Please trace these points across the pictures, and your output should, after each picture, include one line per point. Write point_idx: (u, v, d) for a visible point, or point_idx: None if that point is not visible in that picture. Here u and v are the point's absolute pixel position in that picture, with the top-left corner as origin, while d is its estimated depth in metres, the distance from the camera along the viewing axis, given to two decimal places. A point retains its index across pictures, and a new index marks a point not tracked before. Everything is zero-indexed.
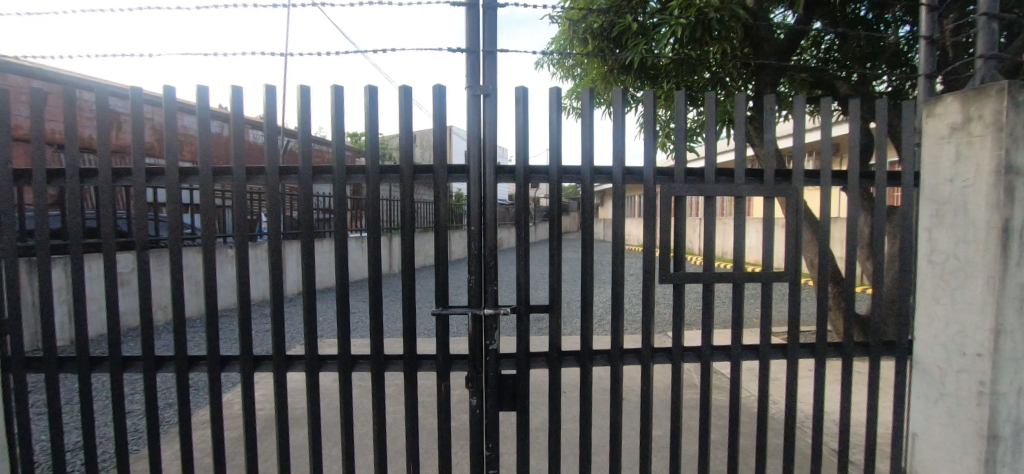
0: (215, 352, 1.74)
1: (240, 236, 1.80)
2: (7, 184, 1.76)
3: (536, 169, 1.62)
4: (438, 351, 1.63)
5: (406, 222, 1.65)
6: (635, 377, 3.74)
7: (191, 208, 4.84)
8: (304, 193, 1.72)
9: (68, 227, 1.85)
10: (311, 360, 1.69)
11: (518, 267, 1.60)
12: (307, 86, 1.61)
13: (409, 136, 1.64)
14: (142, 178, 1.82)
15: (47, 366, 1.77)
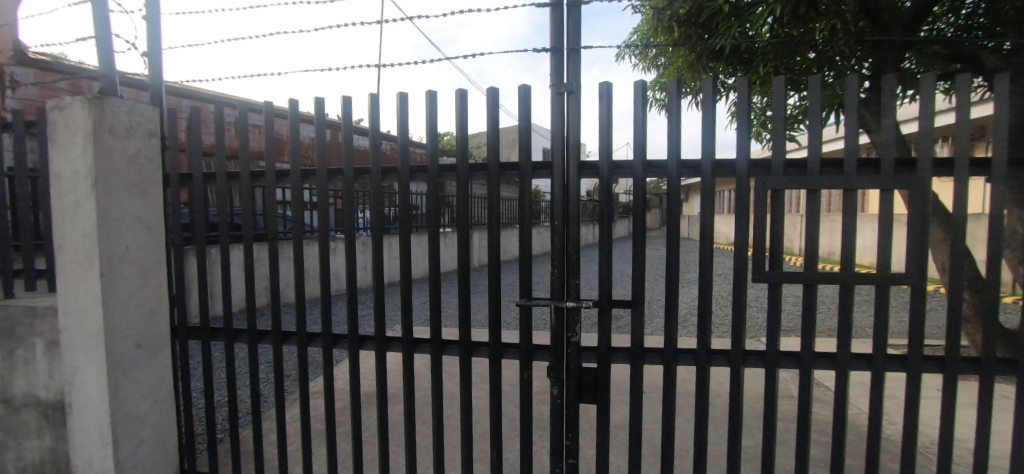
0: (328, 330, 1.98)
1: (350, 230, 2.02)
2: (176, 185, 2.16)
3: (620, 164, 1.62)
4: (521, 341, 1.70)
5: (493, 217, 1.74)
6: (724, 382, 3.55)
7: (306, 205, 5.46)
8: (402, 190, 1.88)
9: (218, 221, 2.22)
10: (407, 343, 1.85)
11: (602, 262, 1.61)
12: (406, 92, 1.76)
13: (496, 134, 1.73)
14: (273, 179, 2.12)
15: (203, 335, 2.15)
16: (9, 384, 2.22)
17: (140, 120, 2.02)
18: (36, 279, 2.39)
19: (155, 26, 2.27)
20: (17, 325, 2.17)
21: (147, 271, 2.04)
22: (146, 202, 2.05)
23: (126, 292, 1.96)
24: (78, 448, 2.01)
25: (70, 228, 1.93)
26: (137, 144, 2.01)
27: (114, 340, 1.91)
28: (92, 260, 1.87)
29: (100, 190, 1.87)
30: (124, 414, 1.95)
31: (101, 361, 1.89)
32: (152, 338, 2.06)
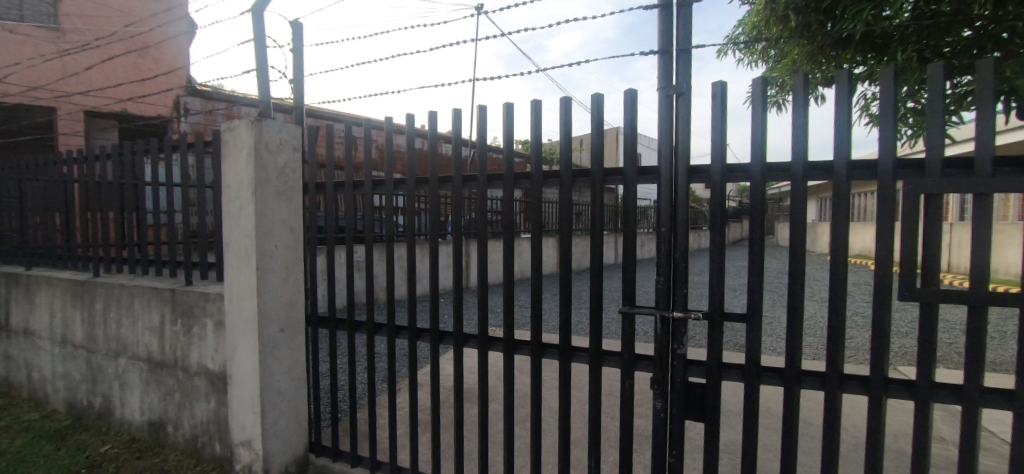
0: (435, 326, 2.12)
1: (457, 234, 2.15)
2: (313, 193, 2.48)
3: (735, 167, 1.51)
4: (623, 350, 1.66)
5: (596, 223, 1.72)
6: (857, 415, 3.09)
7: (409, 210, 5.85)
8: (508, 195, 1.96)
9: (344, 225, 2.50)
10: (508, 343, 1.91)
11: (713, 271, 1.52)
12: (512, 103, 1.84)
13: (600, 140, 1.72)
14: (391, 186, 2.33)
15: (330, 324, 2.43)
16: (188, 355, 2.71)
17: (287, 137, 2.36)
18: (207, 270, 2.89)
19: (298, 58, 2.64)
20: (194, 307, 2.64)
21: (289, 266, 2.37)
22: (290, 207, 2.38)
23: (274, 284, 2.28)
24: (235, 413, 2.38)
25: (235, 228, 2.31)
26: (284, 158, 2.34)
27: (264, 324, 2.24)
28: (250, 256, 2.22)
29: (258, 198, 2.21)
30: (270, 388, 2.27)
31: (254, 342, 2.23)
32: (291, 324, 2.38)
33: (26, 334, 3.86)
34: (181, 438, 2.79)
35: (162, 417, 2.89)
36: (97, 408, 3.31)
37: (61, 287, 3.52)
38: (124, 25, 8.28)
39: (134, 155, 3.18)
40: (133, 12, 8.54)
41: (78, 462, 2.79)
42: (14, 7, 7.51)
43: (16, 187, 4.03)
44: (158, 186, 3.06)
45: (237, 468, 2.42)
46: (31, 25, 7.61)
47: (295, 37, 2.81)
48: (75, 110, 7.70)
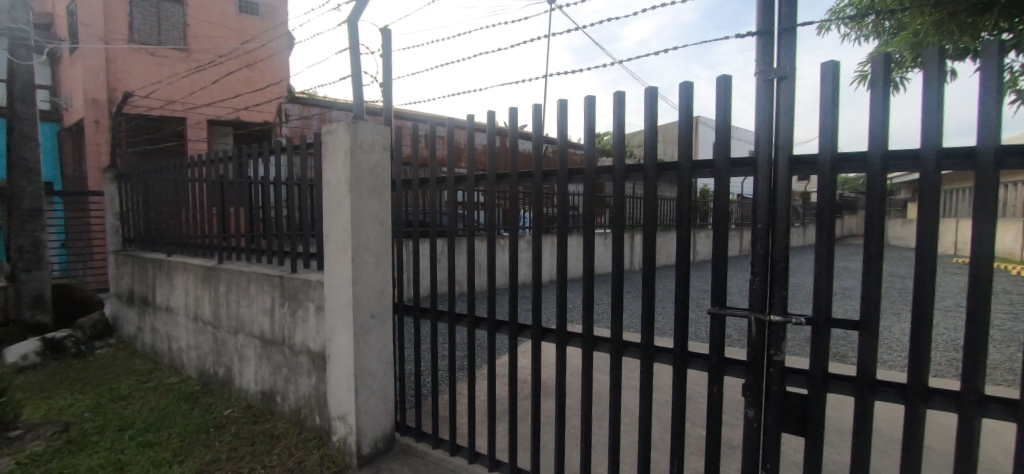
0: (514, 319, 2.15)
1: (536, 228, 2.15)
2: (401, 189, 2.64)
3: (849, 156, 1.34)
4: (712, 352, 1.56)
5: (682, 219, 1.63)
6: (1002, 446, 2.62)
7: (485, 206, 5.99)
8: (590, 190, 1.92)
9: (429, 220, 2.63)
10: (587, 339, 1.89)
11: (819, 271, 1.37)
12: (593, 96, 1.80)
13: (688, 131, 1.62)
14: (473, 181, 2.40)
15: (415, 313, 2.57)
16: (294, 335, 3.01)
17: (379, 138, 2.53)
18: (308, 260, 3.20)
19: (388, 63, 2.80)
20: (298, 292, 2.93)
21: (379, 257, 2.54)
22: (380, 203, 2.55)
23: (366, 274, 2.46)
24: (333, 390, 2.61)
25: (334, 222, 2.53)
26: (376, 157, 2.51)
27: (358, 310, 2.43)
28: (346, 247, 2.42)
29: (353, 194, 2.40)
30: (362, 369, 2.46)
31: (349, 327, 2.42)
32: (381, 311, 2.56)
33: (168, 310, 4.54)
34: (287, 408, 3.12)
35: (272, 388, 3.25)
36: (222, 376, 3.81)
37: (194, 271, 4.09)
38: (238, 43, 9.41)
39: (247, 158, 3.59)
40: (246, 31, 9.86)
41: (208, 421, 3.23)
42: (155, 34, 8.87)
43: (159, 187, 4.77)
44: (267, 184, 3.43)
45: (334, 440, 2.65)
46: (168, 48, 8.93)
47: (384, 44, 2.98)
48: (201, 119, 8.96)
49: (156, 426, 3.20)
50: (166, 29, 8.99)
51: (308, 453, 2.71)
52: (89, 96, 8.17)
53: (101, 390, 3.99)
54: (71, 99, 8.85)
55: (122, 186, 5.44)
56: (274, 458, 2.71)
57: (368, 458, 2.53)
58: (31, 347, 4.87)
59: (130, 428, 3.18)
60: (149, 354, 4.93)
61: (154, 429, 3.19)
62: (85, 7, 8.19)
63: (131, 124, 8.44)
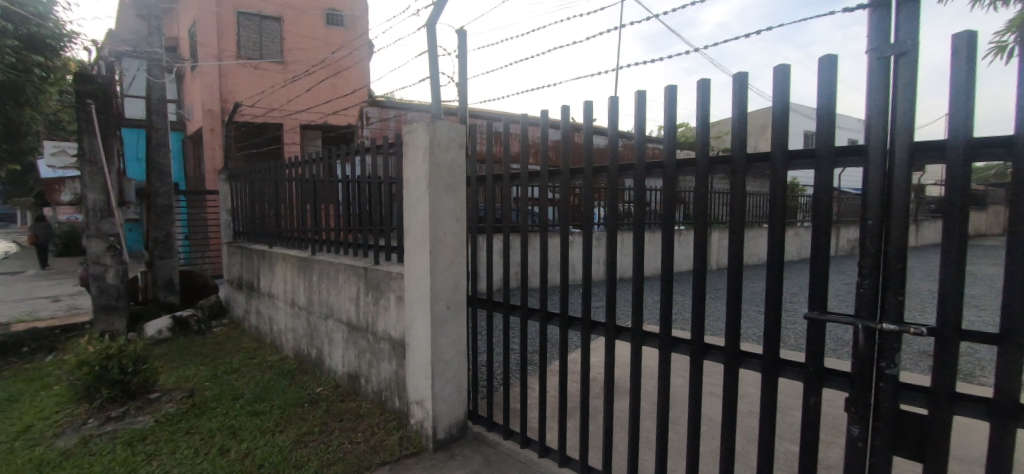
0: (588, 315, 2.12)
1: (610, 224, 2.10)
2: (476, 186, 2.73)
3: (991, 141, 1.13)
4: (808, 360, 1.42)
5: (777, 213, 1.47)
6: None
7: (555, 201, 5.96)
8: (670, 185, 1.81)
9: (503, 215, 2.66)
10: (665, 339, 1.80)
11: (946, 275, 1.19)
12: (675, 86, 1.71)
13: (784, 117, 1.45)
14: (546, 177, 2.38)
15: (488, 306, 2.63)
16: (376, 322, 3.22)
17: (455, 136, 2.61)
18: (389, 253, 3.40)
19: (463, 64, 2.88)
20: (381, 282, 3.12)
21: (455, 251, 2.63)
22: (456, 198, 2.63)
23: (443, 267, 2.56)
24: (412, 376, 2.75)
25: (414, 217, 2.66)
26: (452, 154, 2.60)
27: (435, 302, 2.53)
28: (425, 241, 2.53)
29: (432, 190, 2.50)
30: (438, 358, 2.57)
31: (427, 317, 2.54)
32: (456, 303, 2.65)
33: (270, 295, 5.05)
34: (371, 390, 3.35)
35: (358, 370, 3.50)
36: (314, 357, 4.17)
37: (291, 261, 4.52)
38: (325, 54, 10.23)
39: (334, 158, 3.88)
40: (333, 41, 10.65)
41: (303, 396, 3.57)
42: (257, 49, 9.92)
43: (262, 186, 5.32)
44: (353, 182, 3.69)
45: (412, 423, 2.80)
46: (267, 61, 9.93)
47: (460, 45, 3.07)
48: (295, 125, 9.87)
49: (260, 397, 3.59)
50: (266, 44, 10.00)
51: (388, 433, 2.88)
52: (207, 107, 9.35)
53: (217, 364, 4.55)
54: (192, 110, 10.16)
55: (233, 185, 6.14)
56: (359, 434, 2.91)
57: (443, 442, 2.64)
58: (165, 323, 5.67)
59: (240, 398, 3.60)
60: (254, 334, 5.54)
61: (259, 400, 3.57)
62: (203, 29, 9.37)
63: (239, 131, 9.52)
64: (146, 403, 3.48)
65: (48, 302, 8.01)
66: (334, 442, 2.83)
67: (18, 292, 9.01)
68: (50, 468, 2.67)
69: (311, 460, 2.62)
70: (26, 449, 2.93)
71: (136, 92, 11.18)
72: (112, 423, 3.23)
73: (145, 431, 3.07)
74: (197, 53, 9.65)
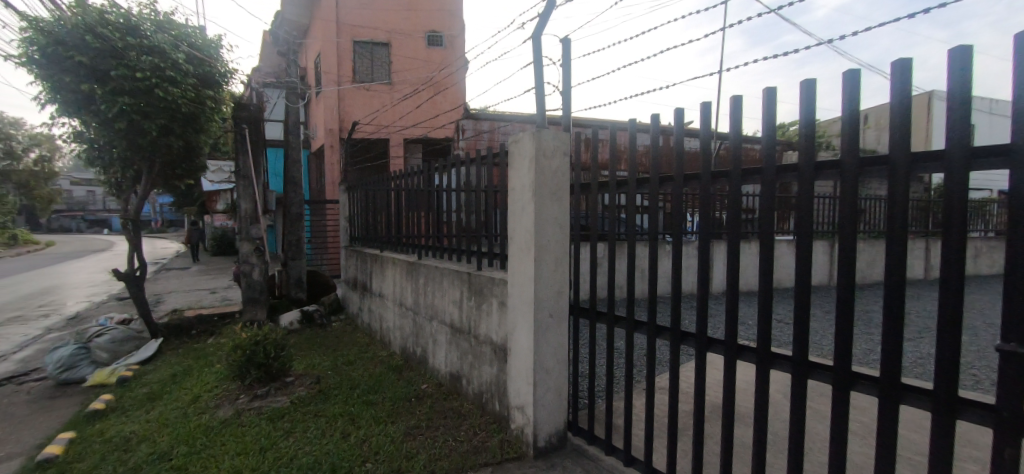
0: (702, 331, 1.90)
1: (732, 235, 1.80)
2: (580, 195, 2.69)
3: None
4: (1001, 403, 1.12)
5: (959, 221, 1.16)
6: None
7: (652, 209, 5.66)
8: (806, 192, 1.50)
9: (608, 224, 2.56)
10: (798, 364, 1.53)
11: None
12: (813, 79, 1.48)
13: (964, 108, 1.14)
14: (656, 183, 2.19)
15: (591, 316, 2.57)
16: (479, 326, 3.33)
17: (561, 144, 2.62)
18: (491, 260, 3.50)
19: (567, 74, 2.87)
20: (484, 287, 3.23)
21: (558, 258, 2.62)
22: (561, 206, 2.63)
23: (547, 274, 2.57)
24: (514, 381, 2.78)
25: (519, 225, 2.71)
26: (557, 163, 2.60)
27: (539, 308, 2.55)
28: (530, 248, 2.56)
29: (537, 198, 2.53)
30: (540, 366, 2.58)
31: (531, 323, 2.56)
32: (559, 311, 2.64)
33: (380, 295, 5.50)
34: (471, 391, 3.46)
35: (460, 371, 3.65)
36: (419, 355, 4.44)
37: (400, 265, 4.88)
38: (427, 73, 10.96)
39: (437, 168, 4.11)
40: (434, 60, 11.37)
41: (410, 392, 3.80)
42: (369, 73, 11.03)
43: (375, 196, 5.81)
44: (455, 191, 3.87)
45: (513, 427, 2.83)
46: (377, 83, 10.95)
47: (564, 53, 3.08)
48: (400, 140, 10.71)
49: (374, 389, 3.90)
50: (376, 68, 11.08)
51: (489, 435, 2.95)
52: (328, 127, 10.61)
53: (338, 355, 5.06)
54: (317, 129, 11.55)
55: (350, 194, 6.82)
56: (462, 433, 3.02)
57: (543, 451, 2.63)
58: (295, 316, 6.46)
59: (357, 388, 3.95)
60: (366, 330, 6.06)
61: (373, 391, 3.90)
62: (326, 58, 10.65)
63: (353, 147, 10.63)
64: (282, 386, 3.98)
65: (208, 293, 9.57)
66: (440, 437, 2.97)
67: (189, 284, 10.93)
68: (214, 433, 3.17)
69: (420, 452, 2.78)
70: (197, 415, 3.51)
71: (277, 117, 13.01)
72: (257, 400, 3.75)
73: (283, 410, 3.51)
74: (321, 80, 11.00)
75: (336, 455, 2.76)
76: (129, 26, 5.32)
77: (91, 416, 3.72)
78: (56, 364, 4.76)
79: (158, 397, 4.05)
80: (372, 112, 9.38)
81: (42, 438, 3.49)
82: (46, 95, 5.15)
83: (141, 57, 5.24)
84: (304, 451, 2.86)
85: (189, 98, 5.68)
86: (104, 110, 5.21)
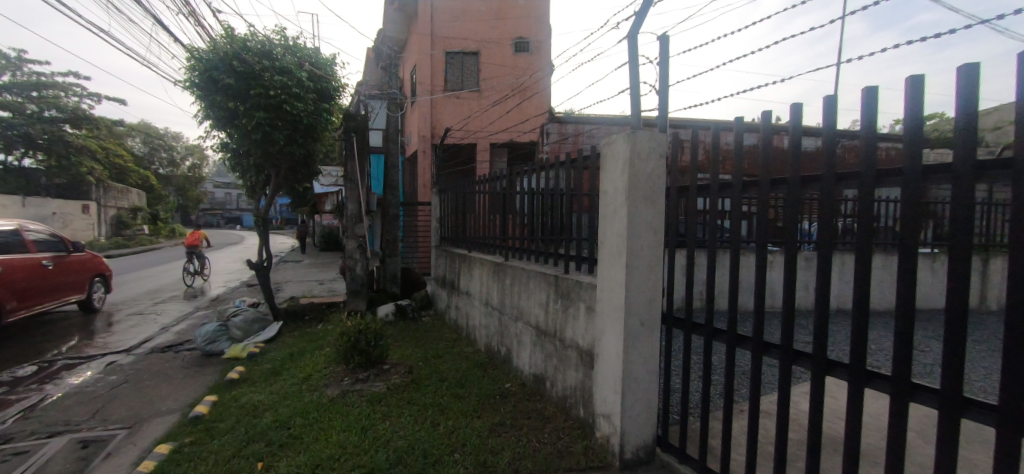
0: (821, 351, 1.69)
1: (861, 245, 1.57)
2: (675, 199, 2.54)
3: None
4: None
5: None
6: None
7: (752, 216, 5.20)
8: (966, 196, 1.26)
9: (707, 229, 2.38)
10: (948, 398, 1.29)
11: None
12: (976, 62, 1.25)
13: None
14: (767, 187, 1.99)
15: (686, 327, 2.42)
16: (565, 329, 3.30)
17: (657, 146, 2.50)
18: (579, 264, 3.45)
19: (664, 72, 2.75)
20: (571, 291, 3.20)
21: (652, 265, 2.51)
22: (655, 210, 2.51)
23: (639, 281, 2.48)
24: (601, 389, 2.72)
25: (610, 229, 2.65)
26: (652, 165, 2.49)
27: (629, 315, 2.47)
28: (621, 253, 2.49)
29: (630, 202, 2.45)
30: (630, 375, 2.49)
31: (620, 331, 2.49)
32: (650, 320, 2.52)
33: (468, 293, 5.70)
34: (555, 394, 3.45)
35: (544, 373, 3.65)
36: (504, 354, 4.53)
37: (487, 265, 5.01)
38: (514, 79, 11.17)
39: (523, 171, 4.15)
40: (520, 65, 11.57)
41: (495, 389, 3.89)
42: (460, 82, 11.57)
43: (464, 198, 6.05)
44: (540, 193, 3.89)
45: (598, 436, 2.76)
46: (467, 90, 11.43)
47: (661, 51, 2.95)
48: (486, 144, 11.08)
49: (461, 384, 4.05)
50: (466, 77, 11.59)
51: (573, 440, 2.91)
52: (421, 134, 11.31)
53: (428, 348, 5.34)
54: (412, 136, 12.36)
55: (441, 196, 7.16)
56: (546, 436, 3.02)
57: (630, 464, 2.53)
58: (390, 309, 6.95)
59: (446, 381, 4.13)
60: (453, 327, 6.32)
61: (460, 385, 4.05)
62: (420, 70, 11.35)
63: (444, 151, 11.20)
64: (380, 373, 4.29)
65: (317, 284, 10.66)
66: (523, 437, 3.00)
67: (303, 275, 12.29)
68: (324, 409, 3.52)
69: (505, 449, 2.84)
70: (310, 392, 3.93)
71: (379, 126, 14.13)
72: (359, 383, 4.09)
73: (380, 394, 3.79)
74: (416, 90, 11.75)
75: (426, 442, 2.92)
76: (265, 50, 6.11)
77: (228, 384, 4.34)
78: (203, 337, 5.64)
79: (278, 373, 4.60)
80: (461, 118, 9.81)
81: (192, 399, 4.14)
82: (202, 113, 6.10)
83: (274, 77, 6.01)
84: (399, 435, 3.06)
85: (309, 111, 6.40)
86: (243, 124, 6.05)
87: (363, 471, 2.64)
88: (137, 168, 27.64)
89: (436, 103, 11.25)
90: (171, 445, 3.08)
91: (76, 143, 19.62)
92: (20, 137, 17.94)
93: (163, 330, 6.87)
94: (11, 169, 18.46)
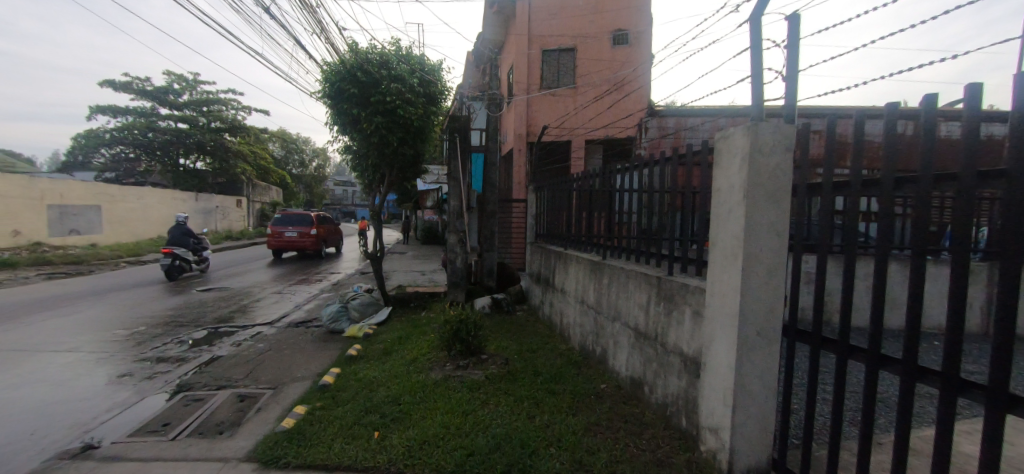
0: (1000, 383, 1.39)
1: None
2: (804, 196, 2.25)
3: None
4: None
5: None
6: None
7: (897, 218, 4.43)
8: None
9: (846, 233, 2.07)
10: None
11: None
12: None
13: None
14: (928, 185, 1.67)
15: (814, 342, 2.15)
16: (668, 334, 3.14)
17: (784, 138, 2.25)
18: (685, 265, 3.25)
19: (792, 56, 2.47)
20: (675, 294, 3.03)
21: (772, 270, 2.28)
22: (779, 209, 2.26)
23: (756, 286, 2.26)
24: (709, 400, 2.53)
25: (725, 229, 2.45)
26: (777, 159, 2.24)
27: (744, 323, 2.26)
28: (737, 255, 2.30)
29: (749, 200, 2.25)
30: (742, 388, 2.29)
31: (733, 339, 2.30)
32: (769, 330, 2.29)
33: (563, 290, 5.69)
34: (654, 401, 3.30)
35: (642, 376, 3.51)
36: (599, 354, 4.45)
37: (584, 263, 4.95)
38: (612, 72, 10.84)
39: (622, 167, 4.02)
40: (618, 58, 11.22)
41: (590, 389, 3.85)
42: (557, 80, 11.55)
43: (559, 195, 6.05)
44: (641, 190, 3.73)
45: (703, 449, 2.59)
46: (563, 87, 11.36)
47: (790, 32, 2.65)
48: (581, 141, 10.95)
49: (555, 380, 4.07)
50: (563, 74, 11.53)
51: (675, 451, 2.76)
52: (517, 132, 11.52)
53: (522, 342, 5.45)
54: (508, 134, 12.65)
55: (536, 194, 7.24)
56: (645, 442, 2.90)
57: None
58: (487, 301, 7.21)
59: (540, 375, 4.18)
60: (547, 323, 6.37)
61: (554, 380, 4.07)
62: (519, 70, 11.55)
63: (540, 149, 11.30)
64: (479, 361, 4.48)
65: (420, 275, 11.48)
66: (621, 441, 2.92)
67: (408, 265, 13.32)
68: (428, 390, 3.78)
69: (601, 450, 2.79)
70: (416, 373, 4.23)
71: (479, 125, 14.69)
72: (460, 370, 4.32)
73: (479, 382, 3.95)
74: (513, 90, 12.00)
75: (523, 433, 2.98)
76: (383, 61, 6.68)
77: (348, 359, 4.88)
78: (328, 317, 6.41)
79: (389, 353, 5.04)
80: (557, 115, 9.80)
81: (319, 369, 4.72)
82: (331, 120, 6.88)
83: (390, 85, 6.57)
84: (498, 422, 3.17)
85: (419, 115, 6.89)
86: (364, 129, 6.72)
87: (465, 452, 2.78)
88: (277, 168, 32.10)
89: (532, 101, 11.39)
90: (305, 408, 3.55)
91: (234, 149, 23.39)
92: (195, 144, 21.85)
93: (296, 308, 7.92)
94: (189, 170, 22.58)
